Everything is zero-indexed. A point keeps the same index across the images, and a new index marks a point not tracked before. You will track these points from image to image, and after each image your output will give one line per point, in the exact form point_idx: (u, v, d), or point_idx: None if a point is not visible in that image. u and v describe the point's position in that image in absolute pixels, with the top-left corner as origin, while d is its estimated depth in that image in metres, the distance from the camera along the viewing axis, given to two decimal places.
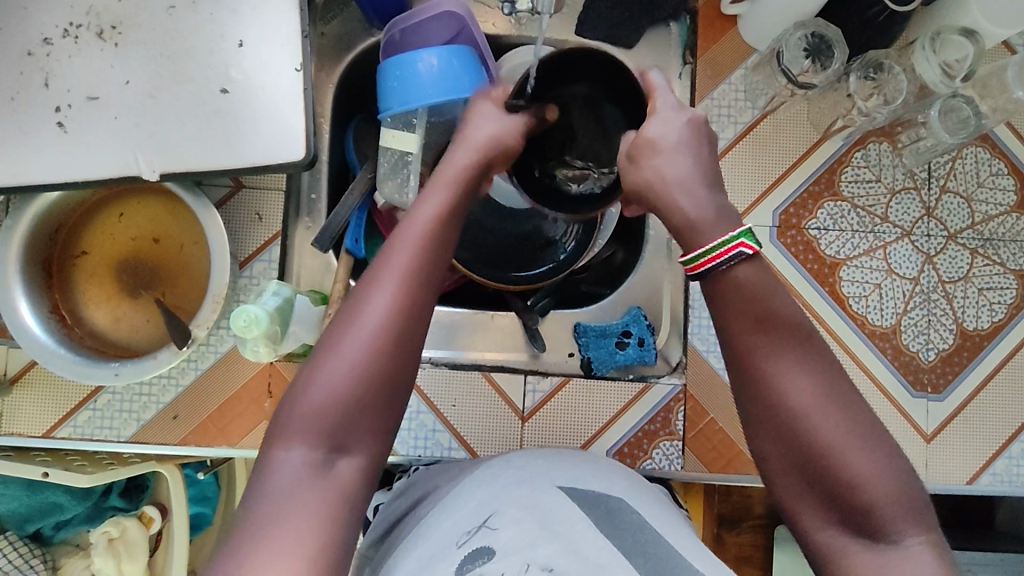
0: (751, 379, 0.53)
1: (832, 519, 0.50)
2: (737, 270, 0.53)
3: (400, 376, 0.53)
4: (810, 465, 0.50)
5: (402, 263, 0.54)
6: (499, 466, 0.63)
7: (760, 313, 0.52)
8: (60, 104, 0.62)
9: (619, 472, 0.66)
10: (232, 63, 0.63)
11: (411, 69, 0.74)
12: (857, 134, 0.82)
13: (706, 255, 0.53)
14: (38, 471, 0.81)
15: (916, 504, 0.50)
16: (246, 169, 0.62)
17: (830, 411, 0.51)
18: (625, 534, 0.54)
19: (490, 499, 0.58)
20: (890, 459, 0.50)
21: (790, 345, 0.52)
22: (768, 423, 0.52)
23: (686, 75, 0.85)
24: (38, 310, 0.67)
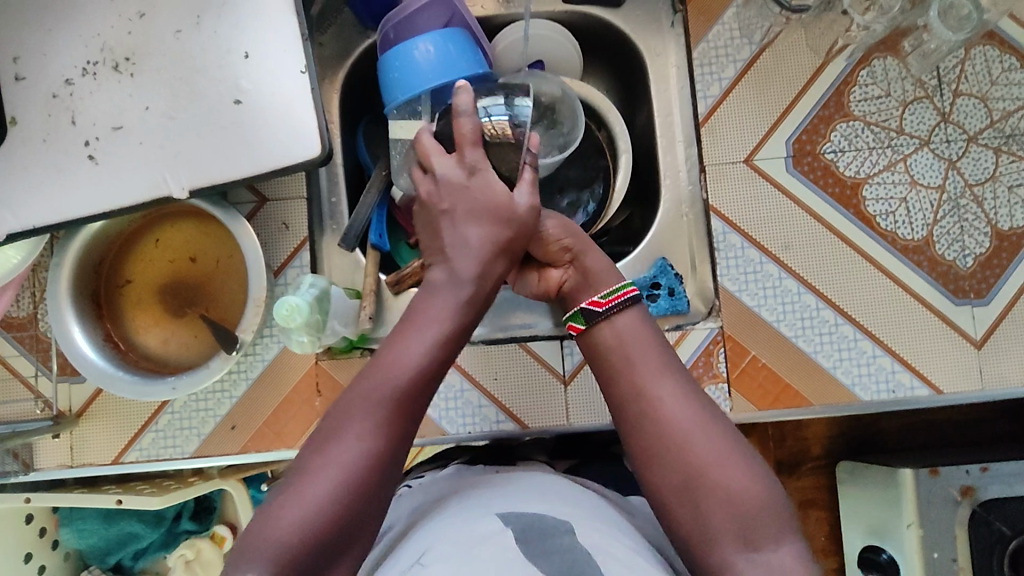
0: (635, 406, 0.59)
1: (721, 539, 0.52)
2: (629, 310, 0.64)
3: (370, 510, 0.52)
4: (697, 484, 0.54)
5: (388, 390, 0.55)
6: (450, 505, 0.61)
7: (632, 356, 0.61)
8: (87, 139, 0.65)
9: (566, 498, 0.61)
10: (241, 74, 0.66)
11: (410, 57, 0.76)
12: (859, 52, 0.82)
13: (624, 288, 0.65)
14: (112, 499, 0.85)
15: (784, 518, 0.54)
16: (269, 172, 0.65)
17: (703, 433, 0.56)
18: (554, 557, 0.49)
19: (429, 535, 0.54)
20: (757, 473, 0.55)
21: (657, 370, 0.60)
22: (650, 438, 0.57)
23: (679, 23, 0.86)
24: (92, 338, 0.71)
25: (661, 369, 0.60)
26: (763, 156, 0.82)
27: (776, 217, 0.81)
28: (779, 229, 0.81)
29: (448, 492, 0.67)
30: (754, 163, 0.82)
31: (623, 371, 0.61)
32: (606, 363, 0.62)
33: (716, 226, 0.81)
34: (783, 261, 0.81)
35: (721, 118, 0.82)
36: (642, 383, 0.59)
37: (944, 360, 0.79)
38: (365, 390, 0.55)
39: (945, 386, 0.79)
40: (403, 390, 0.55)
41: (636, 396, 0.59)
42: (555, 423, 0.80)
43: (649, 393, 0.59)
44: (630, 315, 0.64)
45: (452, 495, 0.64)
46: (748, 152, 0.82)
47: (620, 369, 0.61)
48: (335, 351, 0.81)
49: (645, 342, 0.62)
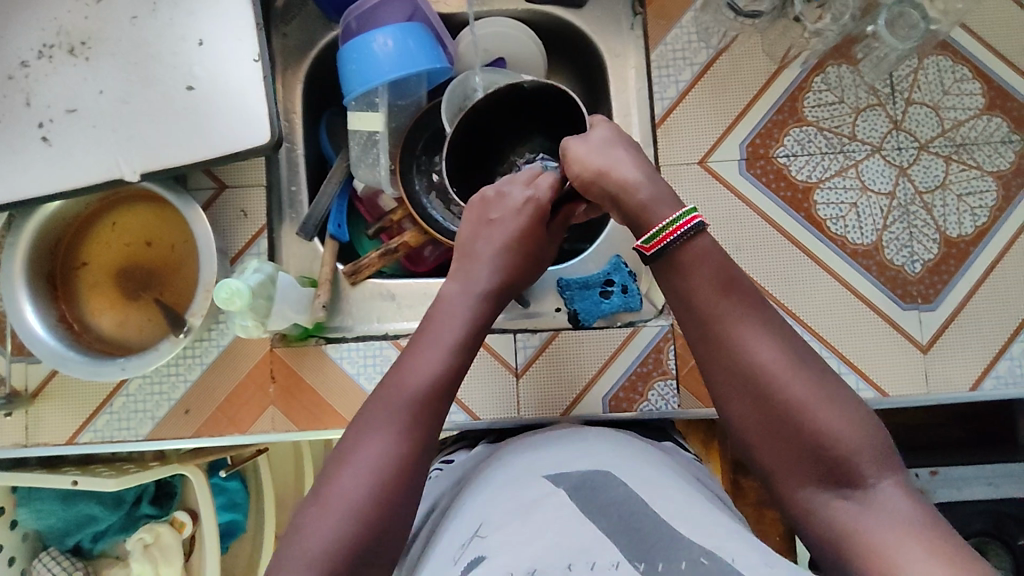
0: (714, 345, 0.54)
1: (805, 477, 0.51)
2: (696, 241, 0.55)
3: (406, 502, 0.53)
4: (780, 427, 0.51)
5: (413, 398, 0.56)
6: (494, 471, 0.65)
7: (705, 288, 0.54)
8: (42, 120, 0.66)
9: (608, 449, 0.64)
10: (195, 61, 0.67)
11: (367, 50, 0.77)
12: (813, 60, 0.83)
13: (673, 224, 0.55)
14: (67, 480, 0.86)
15: (884, 449, 0.50)
16: (218, 157, 0.66)
17: (795, 372, 0.52)
18: (610, 510, 0.52)
19: (480, 507, 0.58)
20: (851, 409, 0.51)
21: (746, 304, 0.54)
22: (735, 381, 0.53)
23: (639, 25, 0.87)
24: (45, 318, 0.72)
25: (735, 307, 0.54)
26: (716, 157, 0.83)
27: (726, 218, 0.82)
28: (730, 230, 0.82)
29: (499, 453, 0.71)
30: (708, 165, 0.83)
31: (692, 308, 0.55)
32: (674, 298, 0.56)
33: None
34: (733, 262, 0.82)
35: (676, 120, 0.84)
36: (717, 321, 0.54)
37: (891, 364, 0.80)
38: (383, 417, 0.55)
39: (890, 389, 0.80)
40: (422, 410, 0.56)
41: (712, 333, 0.54)
42: (504, 416, 0.81)
43: (724, 333, 0.53)
44: (699, 244, 0.55)
45: (491, 464, 0.68)
46: (702, 153, 0.83)
47: (688, 304, 0.55)
48: (290, 338, 0.82)
49: (718, 273, 0.54)
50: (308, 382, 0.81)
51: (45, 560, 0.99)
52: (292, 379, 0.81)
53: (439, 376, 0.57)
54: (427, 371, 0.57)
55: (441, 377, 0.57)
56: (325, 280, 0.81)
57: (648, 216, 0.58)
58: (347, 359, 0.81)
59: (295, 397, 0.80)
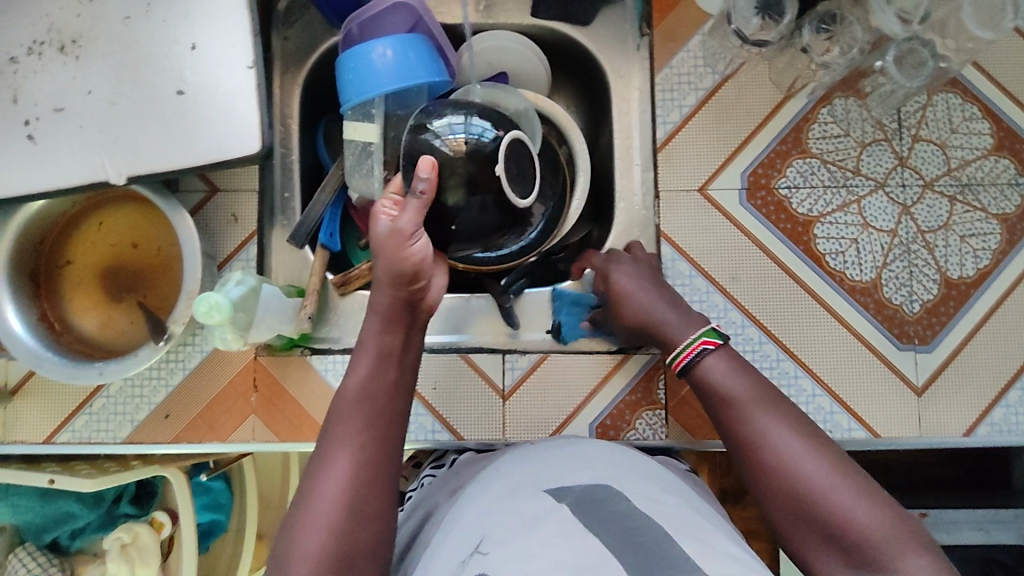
0: (738, 441, 0.59)
1: (836, 562, 0.53)
2: (709, 357, 0.62)
3: (370, 519, 0.56)
4: (809, 516, 0.54)
5: (353, 421, 0.59)
6: (493, 480, 0.64)
7: (726, 391, 0.60)
8: (28, 118, 0.65)
9: (608, 460, 0.62)
10: (187, 65, 0.66)
11: (366, 59, 0.76)
12: (820, 90, 0.82)
13: (698, 340, 0.63)
14: (44, 478, 0.85)
15: (910, 529, 0.52)
16: (206, 164, 0.65)
17: (813, 460, 0.55)
18: (611, 526, 0.51)
19: (477, 522, 0.57)
20: (874, 495, 0.53)
21: (761, 403, 0.59)
22: (759, 474, 0.57)
23: (645, 46, 0.86)
24: (25, 317, 0.71)
25: (754, 404, 0.59)
26: (717, 185, 0.82)
27: (724, 248, 0.81)
28: (727, 260, 0.81)
29: (500, 458, 0.70)
30: (707, 193, 0.82)
31: (717, 409, 0.61)
32: (704, 401, 0.62)
33: (666, 252, 0.81)
34: (729, 292, 0.80)
35: (678, 144, 0.82)
36: (737, 421, 0.59)
37: (884, 405, 0.79)
38: (331, 445, 0.58)
39: (882, 430, 0.79)
40: (370, 428, 0.59)
41: (735, 431, 0.59)
42: (489, 437, 0.79)
43: (745, 429, 0.58)
44: (717, 353, 0.63)
45: (486, 473, 0.67)
46: (702, 180, 0.82)
47: (714, 404, 0.61)
48: (275, 348, 0.81)
49: (735, 376, 0.61)
50: (291, 393, 0.79)
51: (21, 556, 0.98)
52: (275, 389, 0.79)
53: (365, 392, 0.60)
54: (356, 390, 0.60)
55: (368, 390, 0.60)
56: (312, 290, 0.80)
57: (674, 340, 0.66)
58: (332, 372, 0.80)
59: (276, 407, 0.79)
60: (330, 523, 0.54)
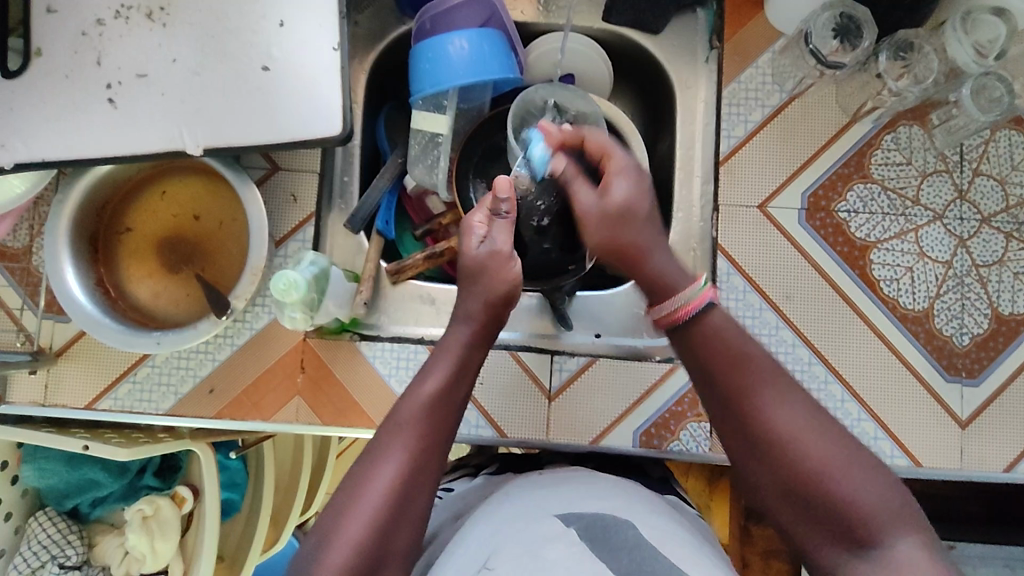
0: (733, 409, 0.57)
1: (823, 535, 0.52)
2: (712, 315, 0.60)
3: (413, 522, 0.54)
4: (797, 489, 0.53)
5: (416, 424, 0.57)
6: (503, 503, 0.64)
7: (731, 351, 0.58)
8: (111, 82, 0.65)
9: (619, 496, 0.63)
10: (273, 41, 0.66)
11: (442, 51, 0.76)
12: (886, 117, 0.82)
13: (691, 301, 0.60)
14: (78, 444, 0.84)
15: (906, 513, 0.52)
16: (286, 142, 0.65)
17: (814, 433, 0.54)
18: (621, 554, 0.52)
19: (489, 540, 0.57)
20: (874, 473, 0.53)
21: (760, 374, 0.57)
22: (750, 441, 0.56)
23: (713, 59, 0.86)
24: (84, 281, 0.70)
25: (755, 372, 0.57)
26: (776, 204, 0.82)
27: (780, 266, 0.81)
28: (782, 278, 0.81)
29: (509, 487, 0.69)
30: (767, 210, 0.82)
31: (712, 367, 0.58)
32: (691, 359, 0.60)
33: (721, 266, 0.81)
34: (782, 310, 0.80)
35: (741, 160, 0.83)
36: (737, 392, 0.57)
37: (927, 435, 0.79)
38: (392, 437, 0.57)
39: (924, 459, 0.79)
40: (430, 431, 0.58)
41: (728, 395, 0.57)
42: (532, 437, 0.79)
43: (744, 396, 0.56)
44: (716, 312, 0.60)
45: (494, 498, 0.67)
46: (763, 198, 0.82)
47: (708, 365, 0.59)
48: (325, 330, 0.80)
49: (735, 342, 0.58)
50: (337, 377, 0.79)
51: (41, 520, 0.96)
52: (322, 372, 0.79)
53: (440, 397, 0.59)
54: (430, 393, 0.59)
55: (442, 396, 0.60)
56: (369, 275, 0.80)
57: (666, 290, 0.63)
58: (380, 359, 0.79)
59: (323, 391, 0.79)
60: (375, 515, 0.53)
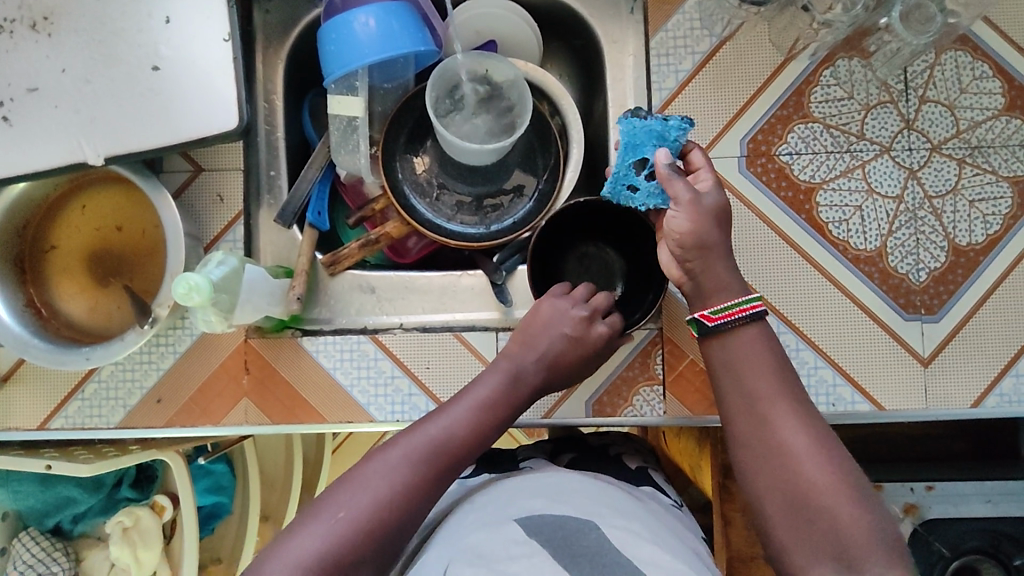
0: (750, 418, 0.58)
1: (814, 559, 0.52)
2: (748, 328, 0.62)
3: (398, 529, 0.56)
4: (794, 507, 0.54)
5: (436, 446, 0.60)
6: (464, 514, 0.65)
7: (755, 366, 0.60)
8: (2, 99, 0.64)
9: (583, 494, 0.65)
10: (161, 39, 0.64)
11: (348, 30, 0.73)
12: (821, 52, 0.79)
13: (738, 306, 0.62)
14: (41, 463, 0.86)
15: (895, 547, 0.51)
16: (185, 142, 0.63)
17: (819, 454, 0.55)
18: (582, 560, 0.54)
19: (453, 549, 0.59)
20: (872, 509, 0.52)
21: (780, 394, 0.59)
22: (757, 452, 0.57)
23: (639, 9, 0.82)
24: (11, 303, 0.70)
25: (773, 390, 0.59)
26: (715, 154, 0.79)
27: None
28: None
29: (479, 492, 0.69)
30: None
31: (734, 379, 0.61)
32: (715, 374, 0.63)
33: None
34: None
35: (673, 112, 0.79)
36: (758, 400, 0.59)
37: (889, 376, 0.77)
38: (413, 444, 0.59)
39: (887, 402, 0.76)
40: (444, 454, 0.60)
41: (748, 403, 0.59)
42: None
43: (758, 408, 0.58)
44: (751, 329, 0.62)
45: (460, 506, 0.68)
46: (700, 149, 0.79)
47: (730, 381, 0.61)
48: (264, 330, 0.79)
49: (769, 358, 0.61)
50: (283, 375, 0.78)
51: (24, 540, 0.98)
52: (266, 371, 0.78)
53: (472, 431, 0.62)
54: (462, 424, 0.62)
55: (471, 428, 0.62)
56: (302, 270, 0.79)
57: (712, 294, 0.64)
58: (324, 353, 0.79)
59: (269, 389, 0.78)
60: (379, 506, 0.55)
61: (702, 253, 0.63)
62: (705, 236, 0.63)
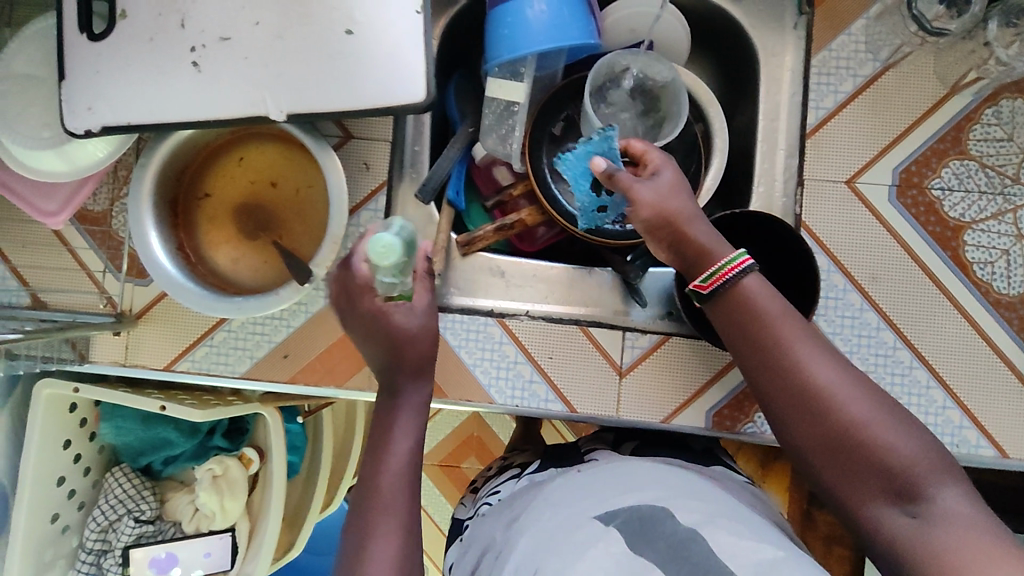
0: (772, 369, 0.55)
1: (870, 493, 0.50)
2: (746, 281, 0.57)
3: None
4: (838, 450, 0.51)
5: (395, 497, 0.59)
6: (544, 509, 0.60)
7: (766, 311, 0.56)
8: (195, 45, 0.65)
9: (652, 481, 0.61)
10: (356, 4, 0.64)
11: (521, 16, 0.73)
12: (987, 89, 0.78)
13: (730, 263, 0.57)
14: (156, 404, 0.87)
15: (945, 464, 0.50)
16: (370, 110, 0.64)
17: (851, 390, 0.52)
18: (659, 545, 0.50)
19: (535, 553, 0.54)
20: (915, 430, 0.51)
21: (797, 336, 0.55)
22: (786, 402, 0.54)
23: (802, 25, 0.81)
24: (166, 246, 0.71)
25: (788, 334, 0.55)
26: (865, 179, 0.78)
27: (864, 246, 0.78)
28: (869, 259, 0.77)
29: (534, 491, 0.69)
30: (855, 186, 0.78)
31: (743, 332, 0.56)
32: (722, 329, 0.58)
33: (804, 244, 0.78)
34: (866, 292, 0.77)
35: (828, 133, 0.79)
36: (775, 347, 0.55)
37: (1016, 424, 0.76)
38: (381, 502, 0.58)
39: (1011, 450, 0.76)
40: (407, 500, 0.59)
41: (764, 353, 0.55)
42: (602, 412, 0.78)
43: (777, 356, 0.55)
44: (751, 277, 0.57)
45: (539, 499, 0.63)
46: (851, 173, 0.78)
47: (741, 335, 0.57)
48: None
49: (775, 300, 0.56)
50: None
51: (117, 475, 1.00)
52: None
53: (409, 466, 0.61)
54: (397, 465, 0.60)
55: (408, 464, 0.61)
56: (440, 247, 0.80)
57: (704, 257, 0.60)
58: (451, 330, 0.79)
59: None
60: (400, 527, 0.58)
61: (668, 226, 0.61)
62: (668, 207, 0.61)
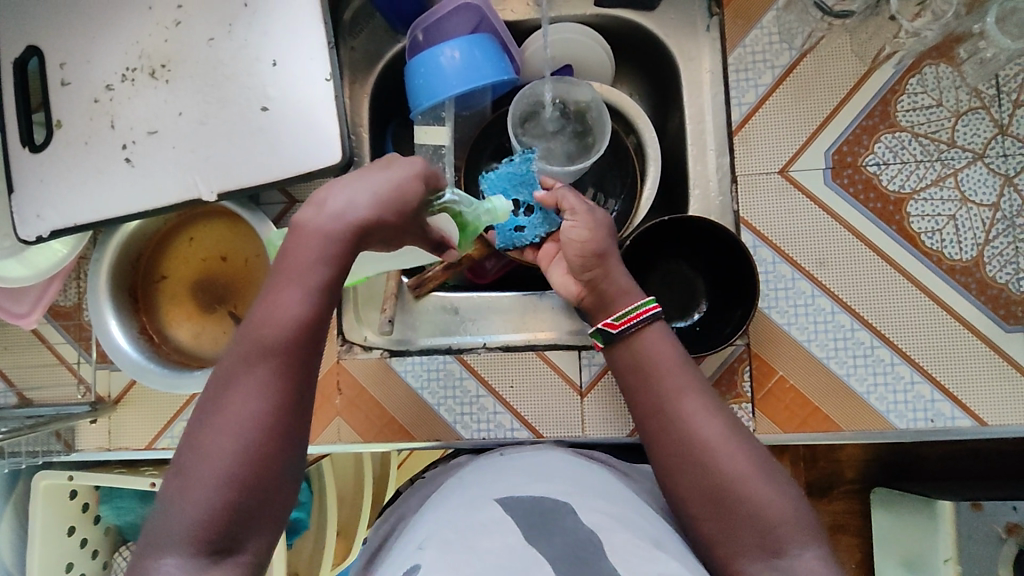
0: (662, 416, 0.57)
1: (737, 547, 0.51)
2: (652, 328, 0.61)
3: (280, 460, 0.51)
4: (713, 499, 0.52)
5: (277, 352, 0.52)
6: (454, 492, 0.60)
7: (661, 362, 0.59)
8: (126, 142, 0.68)
9: (566, 479, 0.56)
10: (269, 81, 0.67)
11: (434, 64, 0.76)
12: (908, 59, 0.78)
13: (642, 306, 0.61)
14: (145, 481, 0.88)
15: (807, 525, 0.52)
16: (292, 177, 0.67)
17: (731, 442, 0.54)
18: (556, 538, 0.45)
19: (428, 530, 0.52)
20: (783, 489, 0.53)
21: (688, 387, 0.58)
22: (673, 448, 0.55)
23: (715, 27, 0.82)
24: (127, 331, 0.74)
25: (680, 384, 0.58)
26: (798, 167, 0.78)
27: (807, 233, 0.77)
28: (814, 245, 0.77)
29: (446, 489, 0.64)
30: (789, 175, 0.78)
31: (640, 380, 0.59)
32: (622, 376, 0.61)
33: (747, 239, 0.78)
34: (816, 278, 0.77)
35: (755, 126, 0.79)
36: (666, 395, 0.57)
37: (990, 390, 0.74)
38: (256, 350, 0.52)
39: (990, 418, 0.73)
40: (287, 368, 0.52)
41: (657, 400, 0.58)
42: (568, 434, 0.78)
43: (667, 407, 0.57)
44: (653, 329, 0.61)
45: (451, 488, 0.62)
46: (782, 163, 0.78)
47: (638, 381, 0.59)
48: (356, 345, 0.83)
49: (672, 352, 0.60)
50: (373, 394, 0.81)
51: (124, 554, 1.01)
52: (357, 391, 0.81)
53: (302, 325, 0.53)
54: (283, 319, 0.52)
55: (300, 324, 0.53)
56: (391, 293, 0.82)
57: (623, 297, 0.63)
58: (411, 372, 0.81)
59: (359, 408, 0.81)
60: (230, 485, 0.49)
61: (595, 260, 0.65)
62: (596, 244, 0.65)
